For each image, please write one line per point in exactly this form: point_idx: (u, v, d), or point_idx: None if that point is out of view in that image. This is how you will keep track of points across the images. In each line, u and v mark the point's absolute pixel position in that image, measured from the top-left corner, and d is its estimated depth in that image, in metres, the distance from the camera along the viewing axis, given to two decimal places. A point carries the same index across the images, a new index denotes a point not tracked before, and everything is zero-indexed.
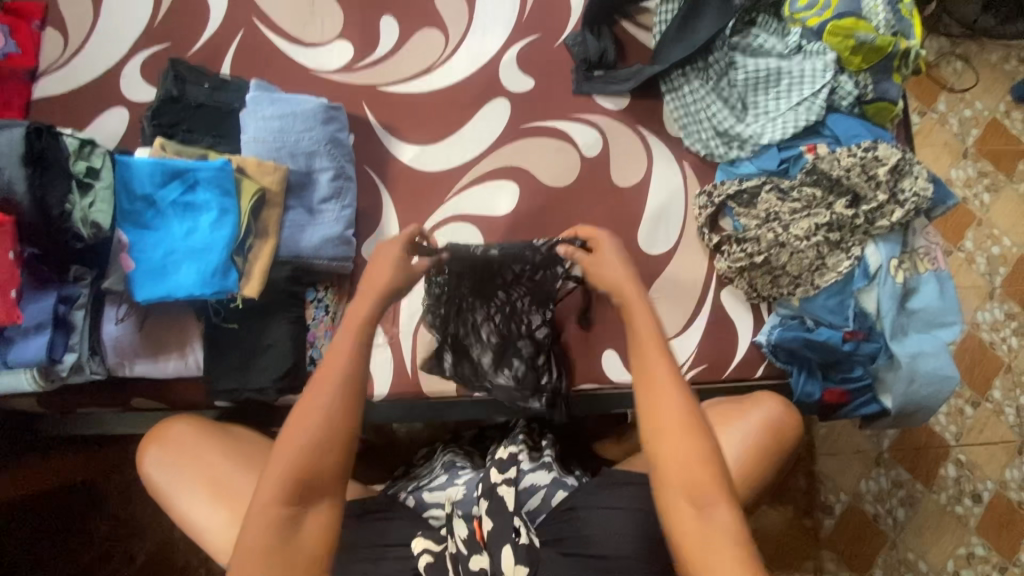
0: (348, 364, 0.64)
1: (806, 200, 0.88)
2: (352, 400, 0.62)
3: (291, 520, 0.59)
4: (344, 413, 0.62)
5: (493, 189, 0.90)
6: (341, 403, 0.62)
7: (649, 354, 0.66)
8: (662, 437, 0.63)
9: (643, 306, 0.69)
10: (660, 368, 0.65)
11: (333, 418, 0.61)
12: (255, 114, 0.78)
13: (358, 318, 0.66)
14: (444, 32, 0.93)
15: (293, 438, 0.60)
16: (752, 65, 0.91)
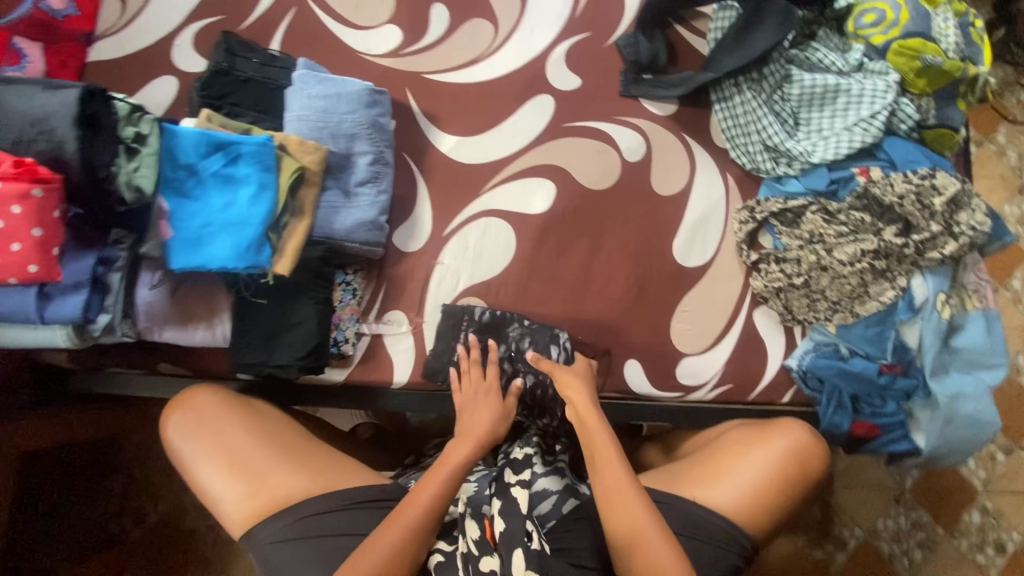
0: (421, 511, 0.68)
1: (853, 225, 0.84)
2: (420, 540, 0.67)
3: None
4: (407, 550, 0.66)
5: (530, 186, 0.89)
6: (408, 543, 0.66)
7: (611, 465, 0.73)
8: (638, 553, 0.67)
9: (597, 422, 0.76)
10: (633, 494, 0.70)
11: (411, 545, 0.66)
12: (301, 92, 0.78)
13: (456, 458, 0.74)
14: (493, 23, 0.92)
15: (368, 554, 0.64)
16: (809, 79, 0.87)
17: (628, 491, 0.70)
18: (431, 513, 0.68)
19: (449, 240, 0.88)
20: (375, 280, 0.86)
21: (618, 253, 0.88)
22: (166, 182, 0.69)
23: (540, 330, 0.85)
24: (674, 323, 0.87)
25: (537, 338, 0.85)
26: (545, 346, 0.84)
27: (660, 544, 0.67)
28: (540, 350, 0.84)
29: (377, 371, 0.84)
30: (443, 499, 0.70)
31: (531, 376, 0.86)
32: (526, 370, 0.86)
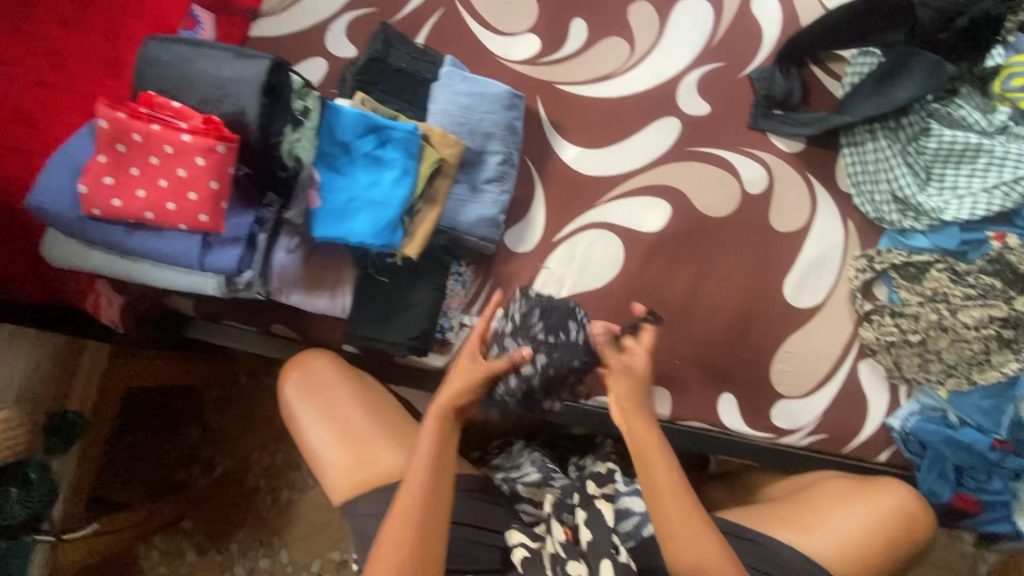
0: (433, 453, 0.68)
1: (982, 289, 0.81)
2: (441, 478, 0.68)
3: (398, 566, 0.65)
4: (434, 487, 0.67)
5: (644, 206, 0.90)
6: (435, 479, 0.67)
7: (671, 492, 0.68)
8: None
9: (654, 438, 0.69)
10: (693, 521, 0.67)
11: (437, 480, 0.68)
12: (447, 88, 0.82)
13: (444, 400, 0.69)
14: (630, 43, 0.94)
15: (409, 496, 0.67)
16: (949, 135, 0.85)
17: (684, 519, 0.67)
18: (439, 456, 0.68)
19: (558, 246, 0.89)
20: (483, 275, 0.88)
21: (726, 283, 0.88)
22: (321, 156, 0.73)
23: (554, 304, 0.77)
24: (774, 362, 0.86)
25: (549, 314, 0.76)
26: (561, 322, 0.75)
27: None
28: (563, 325, 0.75)
29: None
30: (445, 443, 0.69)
31: (543, 351, 0.74)
32: (535, 344, 0.75)
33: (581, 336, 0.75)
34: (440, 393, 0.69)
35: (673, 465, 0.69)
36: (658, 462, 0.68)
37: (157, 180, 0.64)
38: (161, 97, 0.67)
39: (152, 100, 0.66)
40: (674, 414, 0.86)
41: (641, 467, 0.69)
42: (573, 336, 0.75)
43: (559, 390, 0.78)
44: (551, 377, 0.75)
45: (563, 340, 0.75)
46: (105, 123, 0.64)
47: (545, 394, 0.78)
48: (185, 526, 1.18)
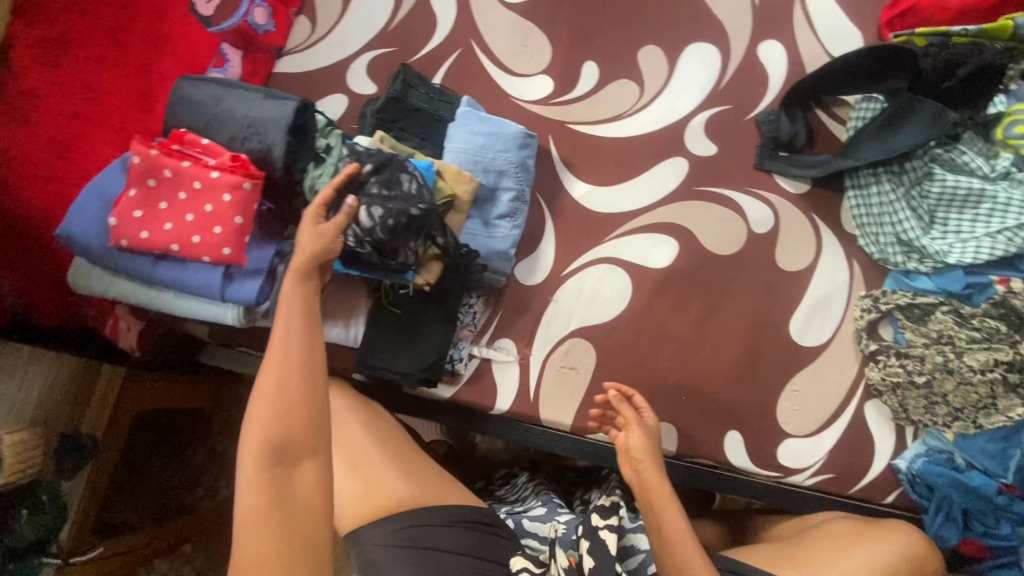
0: (294, 334, 0.58)
1: (986, 332, 0.82)
2: (308, 365, 0.58)
3: (277, 479, 0.56)
4: (306, 373, 0.58)
5: (651, 242, 0.92)
6: (303, 368, 0.58)
7: (681, 543, 0.73)
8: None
9: (666, 493, 0.76)
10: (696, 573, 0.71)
11: (308, 366, 0.58)
12: (463, 127, 0.85)
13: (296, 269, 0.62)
14: (640, 85, 0.97)
15: (274, 395, 0.56)
16: (952, 180, 0.87)
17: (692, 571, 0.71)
18: (302, 339, 0.59)
19: (567, 280, 0.91)
20: (493, 306, 0.90)
21: (732, 320, 0.89)
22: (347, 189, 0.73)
23: (387, 158, 0.74)
24: (780, 400, 0.87)
25: (382, 168, 0.74)
26: (393, 168, 0.74)
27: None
28: (394, 180, 0.73)
29: (482, 395, 0.87)
30: (305, 319, 0.60)
31: (379, 204, 0.72)
32: (367, 196, 0.72)
33: (419, 184, 0.74)
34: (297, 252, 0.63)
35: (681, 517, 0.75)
36: (667, 509, 0.76)
37: (185, 214, 0.67)
38: (191, 134, 0.70)
39: (183, 137, 0.69)
40: (680, 450, 0.87)
41: (652, 521, 0.76)
42: (407, 187, 0.73)
43: (394, 246, 0.73)
44: (393, 225, 0.72)
45: (398, 193, 0.73)
46: (139, 159, 0.66)
47: (393, 246, 0.73)
48: (185, 550, 1.18)
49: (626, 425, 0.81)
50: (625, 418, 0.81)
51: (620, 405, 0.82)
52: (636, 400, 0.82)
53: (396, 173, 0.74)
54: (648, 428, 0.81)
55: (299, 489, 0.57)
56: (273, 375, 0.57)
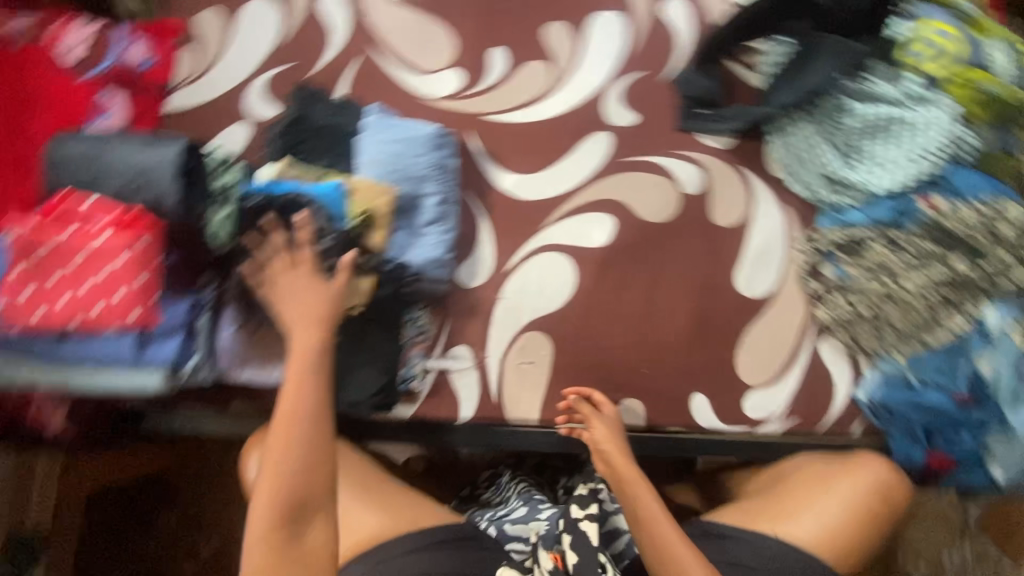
0: (303, 398, 0.68)
1: (922, 255, 0.83)
2: (316, 425, 0.68)
3: (291, 530, 0.65)
4: (315, 430, 0.68)
5: (587, 222, 0.91)
6: (313, 429, 0.67)
7: (657, 522, 0.75)
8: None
9: (636, 479, 0.79)
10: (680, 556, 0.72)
11: (315, 427, 0.68)
12: (372, 137, 0.82)
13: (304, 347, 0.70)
14: (550, 63, 0.95)
15: (287, 452, 0.66)
16: (867, 112, 0.88)
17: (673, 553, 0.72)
18: (310, 402, 0.68)
19: (511, 275, 0.90)
20: (440, 317, 0.87)
21: (678, 286, 0.90)
22: (271, 225, 0.72)
23: (292, 196, 0.73)
24: (738, 353, 0.88)
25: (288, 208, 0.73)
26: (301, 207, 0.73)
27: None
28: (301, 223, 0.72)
29: (446, 408, 0.85)
30: (314, 382, 0.69)
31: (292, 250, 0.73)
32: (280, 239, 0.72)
33: (330, 219, 0.74)
34: (299, 319, 0.71)
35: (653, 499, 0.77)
36: (638, 491, 0.78)
37: (80, 284, 0.62)
38: (74, 194, 0.64)
39: (63, 199, 0.64)
40: (650, 422, 0.88)
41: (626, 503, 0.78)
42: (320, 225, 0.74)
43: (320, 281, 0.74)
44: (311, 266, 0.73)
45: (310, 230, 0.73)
46: (18, 234, 0.62)
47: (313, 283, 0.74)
48: None
49: (586, 419, 0.84)
50: (584, 415, 0.84)
51: (577, 403, 0.85)
52: (597, 399, 0.85)
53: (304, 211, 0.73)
54: (610, 418, 0.84)
55: (309, 541, 0.66)
56: (288, 436, 0.66)
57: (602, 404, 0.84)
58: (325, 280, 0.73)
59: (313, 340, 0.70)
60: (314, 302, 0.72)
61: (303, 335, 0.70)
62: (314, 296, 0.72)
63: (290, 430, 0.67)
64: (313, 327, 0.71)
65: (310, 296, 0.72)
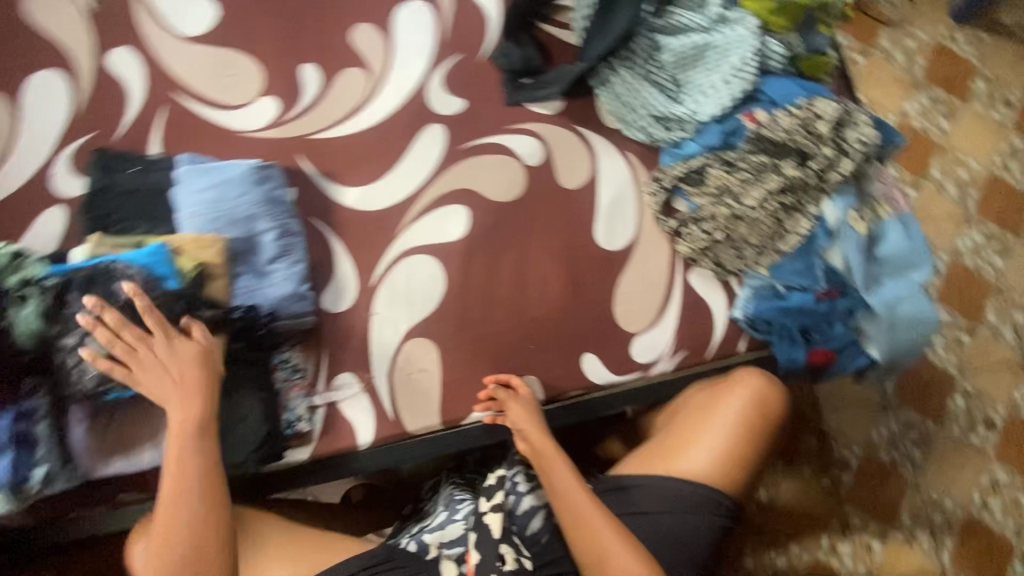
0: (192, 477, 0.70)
1: (755, 169, 0.87)
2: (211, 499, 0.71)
3: None
4: (207, 503, 0.71)
5: (441, 218, 0.90)
6: (206, 501, 0.71)
7: (567, 489, 0.77)
8: (599, 557, 0.72)
9: (553, 453, 0.81)
10: (590, 519, 0.74)
11: (208, 501, 0.71)
12: (188, 189, 0.78)
13: (186, 426, 0.71)
14: (365, 68, 0.92)
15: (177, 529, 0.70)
16: (677, 44, 0.90)
17: (582, 520, 0.74)
18: (199, 480, 0.70)
19: (378, 290, 0.88)
20: (314, 351, 0.84)
21: (544, 257, 0.91)
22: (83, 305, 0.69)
23: (94, 273, 0.71)
24: (616, 305, 0.90)
25: (94, 284, 0.70)
26: (107, 278, 0.71)
27: (614, 544, 0.72)
28: (115, 294, 0.71)
29: (344, 438, 0.84)
30: (198, 459, 0.71)
31: (115, 326, 0.69)
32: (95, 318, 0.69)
33: (146, 278, 0.72)
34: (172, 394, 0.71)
35: (567, 469, 0.79)
36: (552, 463, 0.80)
37: None
38: None
39: None
40: (550, 394, 0.89)
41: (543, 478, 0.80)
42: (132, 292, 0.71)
43: (158, 348, 0.71)
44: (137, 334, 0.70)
45: (124, 302, 0.71)
46: None
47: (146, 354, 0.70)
48: None
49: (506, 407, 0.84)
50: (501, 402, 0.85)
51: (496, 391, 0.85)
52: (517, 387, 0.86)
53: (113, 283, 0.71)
54: (529, 398, 0.85)
55: None
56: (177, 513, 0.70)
57: (518, 387, 0.86)
58: (156, 340, 0.71)
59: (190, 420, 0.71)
60: (187, 382, 0.71)
61: (180, 416, 0.70)
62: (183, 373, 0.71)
63: (176, 501, 0.70)
64: (187, 405, 0.71)
65: (189, 376, 0.71)
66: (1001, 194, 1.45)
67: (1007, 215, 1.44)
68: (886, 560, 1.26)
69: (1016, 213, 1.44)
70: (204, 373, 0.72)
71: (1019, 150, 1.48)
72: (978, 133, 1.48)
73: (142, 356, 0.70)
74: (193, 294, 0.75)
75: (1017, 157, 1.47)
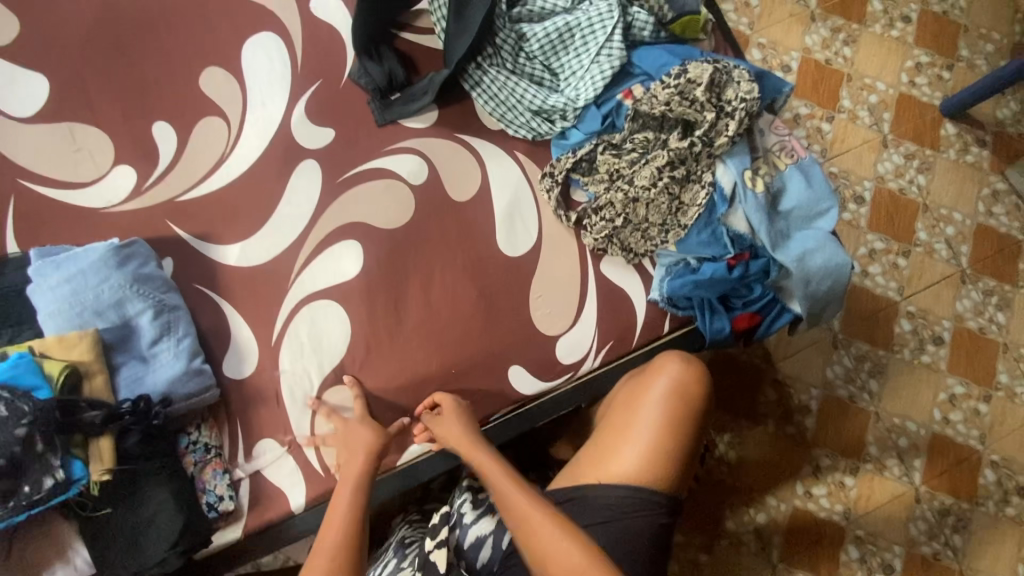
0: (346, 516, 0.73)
1: (641, 147, 0.85)
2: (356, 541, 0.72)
3: None
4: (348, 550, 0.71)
5: (333, 257, 0.85)
6: (344, 546, 0.71)
7: (511, 497, 0.74)
8: (556, 572, 0.67)
9: (491, 460, 0.78)
10: (545, 529, 0.70)
11: (349, 544, 0.71)
12: (43, 287, 0.72)
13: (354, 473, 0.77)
14: (223, 116, 0.87)
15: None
16: (540, 31, 0.87)
17: (539, 531, 0.70)
18: (351, 524, 0.73)
19: (280, 346, 0.83)
20: (222, 423, 0.80)
21: (448, 276, 0.87)
22: None
23: None
24: (532, 310, 0.87)
25: None
26: None
27: (569, 549, 0.68)
28: None
29: (273, 507, 0.79)
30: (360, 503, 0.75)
31: None
32: None
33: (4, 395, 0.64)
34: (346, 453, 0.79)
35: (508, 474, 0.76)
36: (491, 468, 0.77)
37: None
38: None
39: None
40: (481, 417, 0.85)
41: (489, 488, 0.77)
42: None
43: (34, 465, 0.64)
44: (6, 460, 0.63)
45: None
46: None
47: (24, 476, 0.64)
48: None
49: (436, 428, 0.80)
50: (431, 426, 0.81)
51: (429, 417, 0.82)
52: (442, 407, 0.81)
53: None
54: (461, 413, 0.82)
55: None
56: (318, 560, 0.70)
57: (444, 400, 0.82)
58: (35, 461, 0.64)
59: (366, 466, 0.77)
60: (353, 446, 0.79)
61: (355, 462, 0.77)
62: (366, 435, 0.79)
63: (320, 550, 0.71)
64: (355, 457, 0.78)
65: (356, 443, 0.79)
66: (913, 112, 1.45)
67: (922, 131, 1.44)
68: (860, 494, 1.27)
69: (930, 128, 1.44)
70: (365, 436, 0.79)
71: (924, 64, 1.47)
72: (881, 55, 1.47)
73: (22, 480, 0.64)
74: (66, 398, 0.68)
75: (923, 72, 1.47)
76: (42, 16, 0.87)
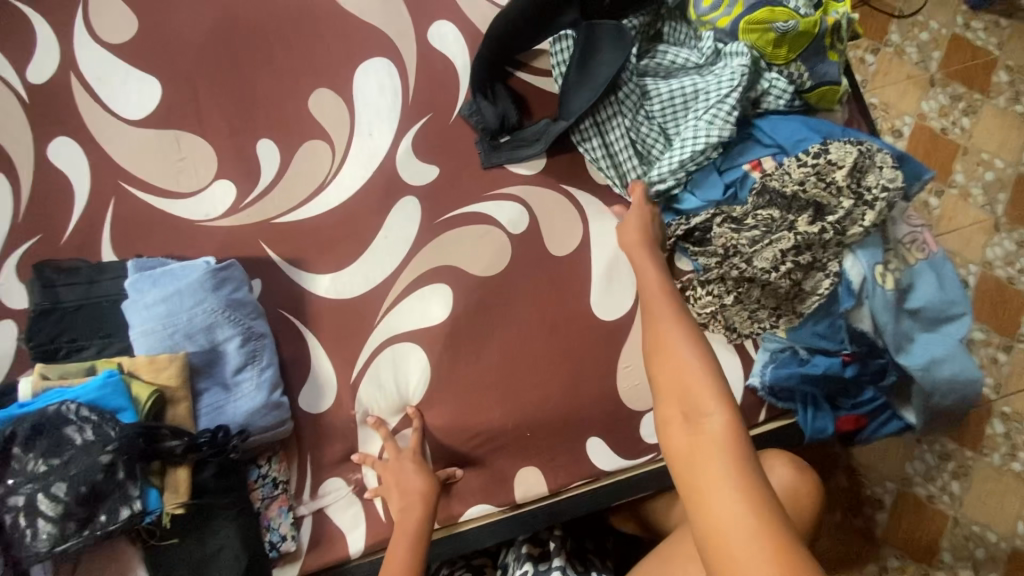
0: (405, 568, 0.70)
1: (764, 225, 0.78)
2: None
3: None
4: None
5: (422, 300, 0.82)
6: None
7: (654, 290, 0.73)
8: (667, 369, 0.65)
9: (649, 262, 0.77)
10: (677, 351, 0.66)
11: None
12: (137, 303, 0.71)
13: (409, 528, 0.72)
14: (328, 141, 0.84)
15: None
16: (666, 90, 0.82)
17: (662, 333, 0.68)
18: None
19: (360, 384, 0.80)
20: (291, 458, 0.78)
21: (535, 334, 0.82)
22: (27, 461, 0.62)
23: (36, 422, 0.63)
24: (619, 381, 0.81)
25: (38, 438, 0.62)
26: (54, 428, 0.63)
27: (699, 373, 0.63)
28: (66, 446, 0.62)
29: (330, 552, 0.76)
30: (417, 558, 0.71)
31: (60, 477, 0.61)
32: (43, 476, 0.61)
33: (94, 418, 0.63)
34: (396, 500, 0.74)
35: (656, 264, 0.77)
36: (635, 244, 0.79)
37: None
38: None
39: None
40: (553, 486, 0.80)
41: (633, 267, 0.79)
42: (81, 439, 0.63)
43: (111, 493, 0.63)
44: (88, 489, 0.62)
45: (72, 452, 0.62)
46: None
47: (102, 505, 0.63)
48: None
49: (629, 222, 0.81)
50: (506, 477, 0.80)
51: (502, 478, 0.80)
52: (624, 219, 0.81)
53: (60, 434, 0.63)
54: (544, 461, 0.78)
55: None
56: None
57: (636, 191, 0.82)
58: (117, 489, 0.63)
59: (421, 521, 0.73)
60: (413, 504, 0.73)
61: (414, 515, 0.73)
62: (422, 484, 0.74)
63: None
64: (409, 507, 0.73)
65: (414, 490, 0.74)
66: None
67: None
68: None
69: None
70: (430, 494, 0.74)
71: None
72: (1005, 131, 1.36)
73: (101, 506, 0.63)
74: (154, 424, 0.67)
75: None
76: (163, 19, 0.86)
